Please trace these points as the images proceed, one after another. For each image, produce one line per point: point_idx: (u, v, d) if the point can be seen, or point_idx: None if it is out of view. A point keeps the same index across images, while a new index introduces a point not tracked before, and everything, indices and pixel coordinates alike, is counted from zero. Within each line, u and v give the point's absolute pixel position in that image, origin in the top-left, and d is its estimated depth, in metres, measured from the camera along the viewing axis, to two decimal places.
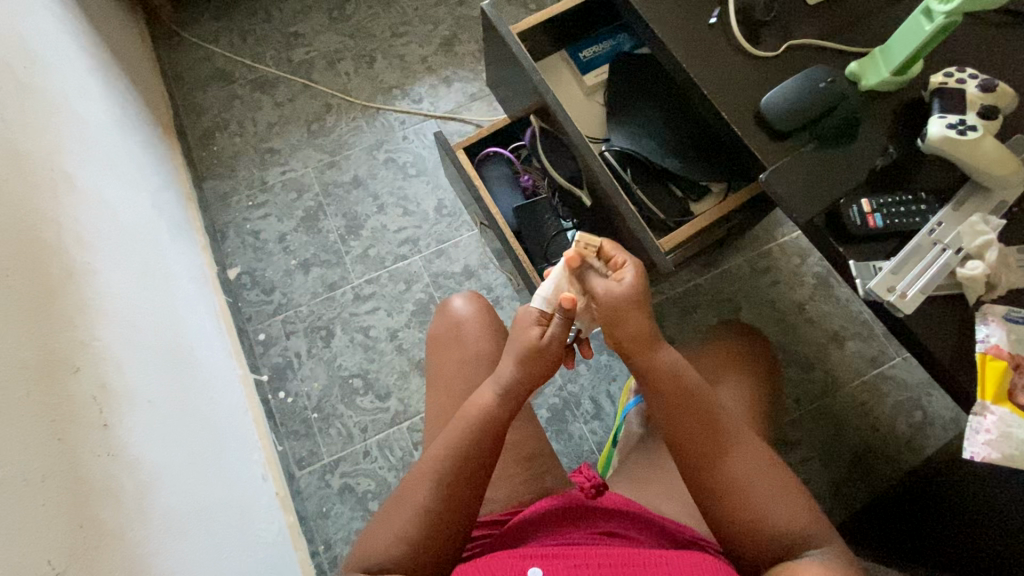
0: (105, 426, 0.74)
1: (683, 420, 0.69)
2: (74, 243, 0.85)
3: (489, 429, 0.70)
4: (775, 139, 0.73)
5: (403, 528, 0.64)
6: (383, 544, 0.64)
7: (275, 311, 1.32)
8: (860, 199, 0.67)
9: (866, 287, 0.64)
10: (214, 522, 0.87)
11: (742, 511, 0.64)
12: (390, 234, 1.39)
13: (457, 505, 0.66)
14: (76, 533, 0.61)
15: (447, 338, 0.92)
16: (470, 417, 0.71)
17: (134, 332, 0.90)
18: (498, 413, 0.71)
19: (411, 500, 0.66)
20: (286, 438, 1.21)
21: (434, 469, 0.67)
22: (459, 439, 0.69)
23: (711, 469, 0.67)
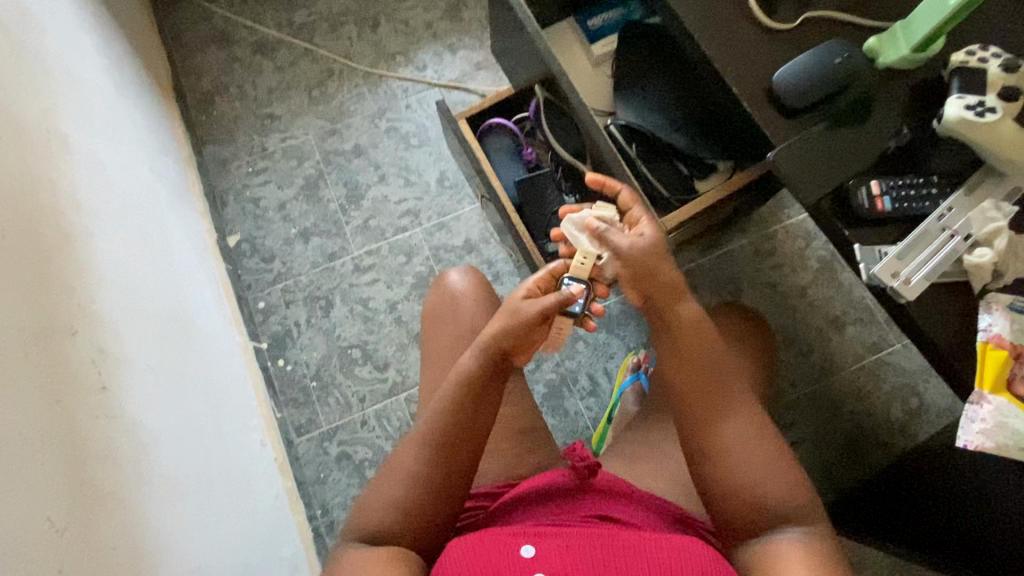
0: (103, 389, 0.74)
1: (689, 377, 0.68)
2: (70, 205, 0.84)
3: (475, 389, 0.69)
4: (787, 117, 0.71)
5: (395, 498, 0.65)
6: (377, 514, 0.65)
7: (274, 280, 1.31)
8: (869, 181, 0.66)
9: (870, 272, 0.63)
10: (213, 486, 0.89)
11: (737, 475, 0.64)
12: (391, 206, 1.37)
13: (447, 469, 0.66)
14: (77, 492, 0.63)
15: (441, 311, 0.92)
16: (454, 380, 0.70)
17: (133, 297, 0.90)
18: (478, 376, 0.70)
19: (399, 469, 0.66)
20: (285, 405, 1.22)
21: (420, 437, 0.67)
22: (443, 402, 0.69)
23: (710, 425, 0.66)
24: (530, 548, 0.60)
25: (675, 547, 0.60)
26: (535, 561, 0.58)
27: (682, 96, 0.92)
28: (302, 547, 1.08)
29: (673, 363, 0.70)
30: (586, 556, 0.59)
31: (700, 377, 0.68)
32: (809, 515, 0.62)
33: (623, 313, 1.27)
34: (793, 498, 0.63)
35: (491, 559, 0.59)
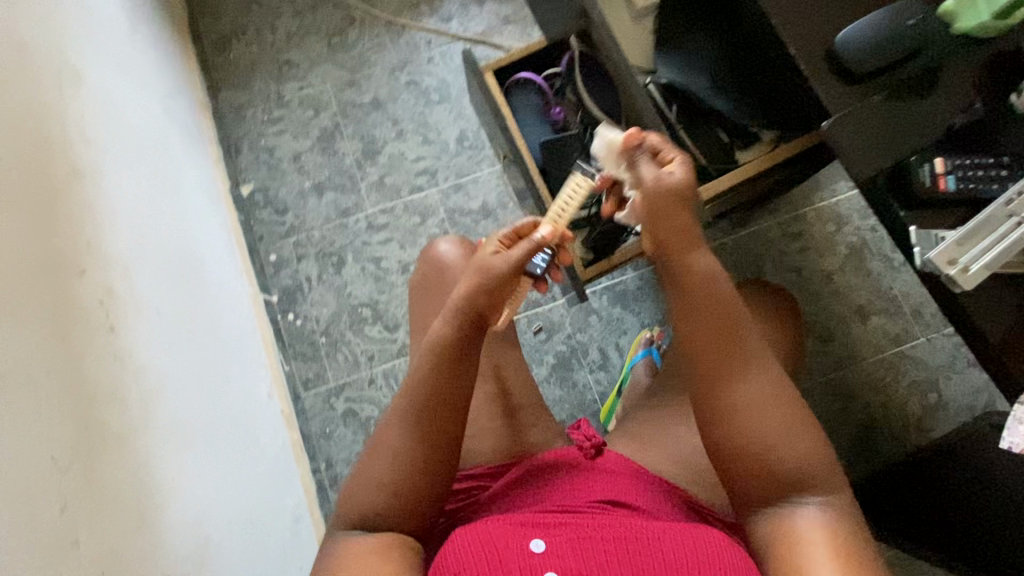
0: (111, 330, 0.73)
1: (708, 335, 0.63)
2: (80, 140, 0.81)
3: (448, 354, 0.66)
4: (846, 83, 0.65)
5: (384, 479, 0.64)
6: (367, 498, 0.64)
7: (287, 233, 1.29)
8: (934, 158, 0.63)
9: (925, 258, 0.59)
10: (220, 434, 0.89)
11: (757, 443, 0.60)
12: (408, 163, 1.33)
13: (431, 441, 0.64)
14: (82, 432, 0.62)
15: (433, 283, 0.89)
16: (426, 348, 0.67)
17: (143, 240, 0.88)
18: (450, 341, 0.67)
19: (383, 444, 0.65)
20: (294, 359, 1.22)
21: (399, 410, 0.65)
22: (418, 372, 0.66)
23: (732, 391, 0.62)
24: (539, 543, 0.59)
25: (690, 542, 0.59)
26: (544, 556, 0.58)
27: (729, 56, 0.86)
28: (305, 498, 1.09)
29: (690, 317, 0.64)
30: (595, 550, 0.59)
31: (719, 334, 0.63)
32: (826, 485, 0.60)
33: (639, 288, 1.24)
34: (811, 467, 0.60)
35: (500, 551, 0.58)
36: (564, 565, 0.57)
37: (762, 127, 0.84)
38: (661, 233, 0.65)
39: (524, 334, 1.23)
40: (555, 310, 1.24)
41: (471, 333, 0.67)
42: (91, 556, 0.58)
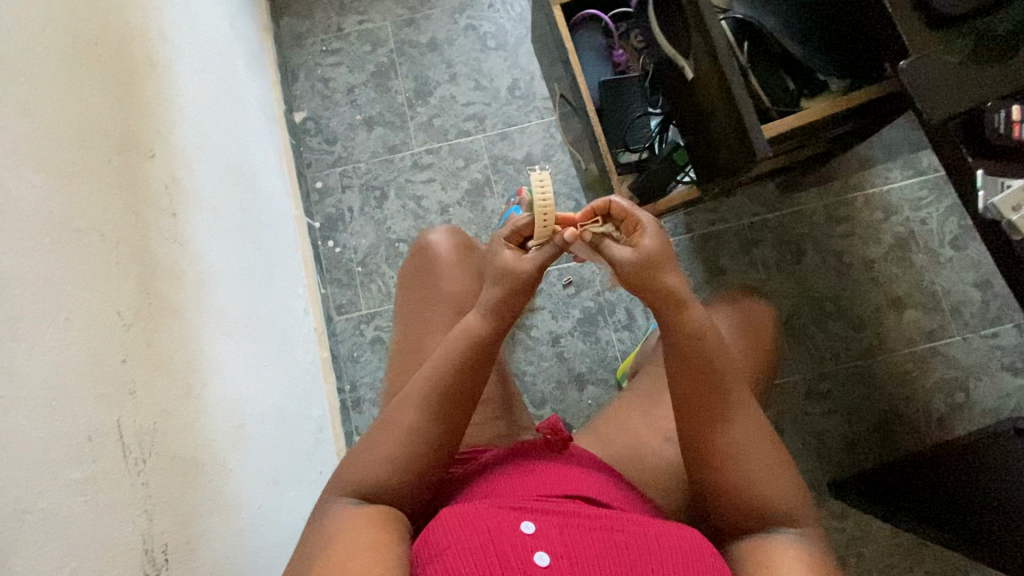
0: (173, 215, 0.77)
1: (694, 384, 0.65)
2: (157, 35, 0.84)
3: (470, 350, 0.68)
4: (931, 27, 0.65)
5: (390, 453, 0.65)
6: (367, 469, 0.65)
7: (334, 163, 1.32)
8: (1011, 105, 0.61)
9: (988, 203, 0.61)
10: (260, 335, 0.94)
11: (735, 481, 0.63)
12: (458, 107, 1.35)
13: (442, 428, 0.66)
14: (144, 298, 0.66)
15: (421, 274, 0.93)
16: (451, 342, 0.69)
17: (206, 141, 0.92)
18: (480, 338, 0.69)
19: (393, 431, 0.66)
20: (330, 284, 1.26)
21: (417, 390, 0.67)
22: (440, 363, 0.68)
23: (712, 434, 0.64)
24: (530, 526, 0.59)
25: (672, 537, 0.61)
26: (535, 538, 0.58)
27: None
28: (329, 413, 1.14)
29: (678, 365, 0.66)
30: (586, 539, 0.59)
31: (704, 383, 0.65)
32: (803, 516, 0.63)
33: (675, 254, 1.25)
34: (788, 504, 0.63)
35: (491, 530, 0.57)
36: (557, 548, 0.57)
37: (830, 75, 0.83)
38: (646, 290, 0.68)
39: (554, 285, 1.24)
40: (587, 266, 1.25)
41: (490, 333, 0.70)
42: (144, 407, 0.61)
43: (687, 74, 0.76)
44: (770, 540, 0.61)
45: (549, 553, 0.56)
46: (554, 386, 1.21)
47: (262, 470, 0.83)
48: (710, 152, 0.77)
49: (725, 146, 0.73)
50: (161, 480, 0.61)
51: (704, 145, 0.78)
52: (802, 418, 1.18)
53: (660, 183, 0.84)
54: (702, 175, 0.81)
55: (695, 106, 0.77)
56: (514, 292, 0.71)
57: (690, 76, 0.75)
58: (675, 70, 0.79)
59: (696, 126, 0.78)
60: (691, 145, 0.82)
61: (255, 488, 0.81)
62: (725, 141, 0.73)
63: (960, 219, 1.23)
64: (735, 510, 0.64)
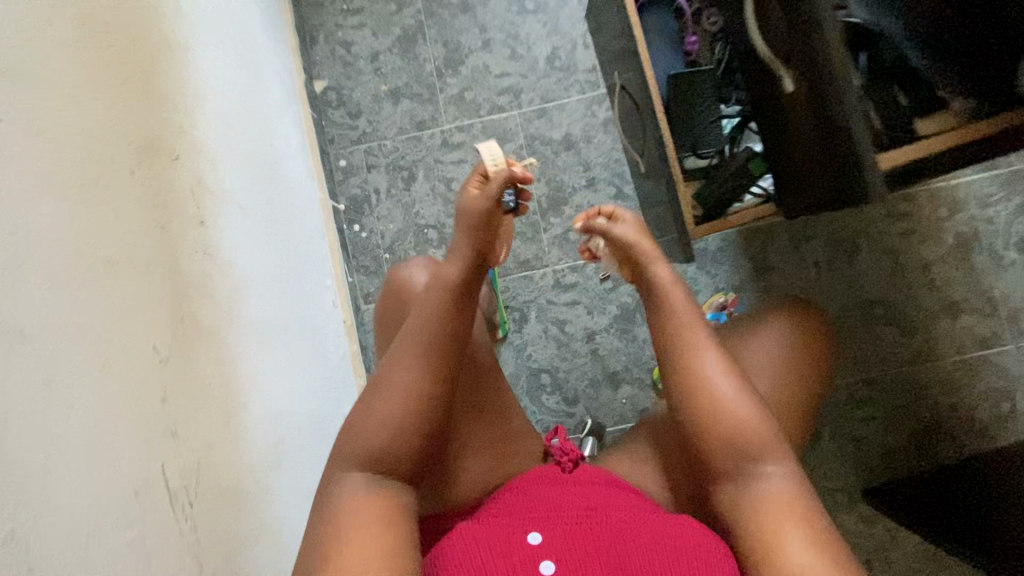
0: (202, 223, 0.71)
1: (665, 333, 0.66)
2: (173, 10, 0.74)
3: (451, 297, 0.69)
4: None
5: (391, 418, 0.63)
6: (369, 440, 0.63)
7: (358, 139, 1.23)
8: None
9: None
10: (293, 339, 0.90)
11: (711, 428, 0.61)
12: (492, 78, 1.23)
13: (442, 378, 0.66)
14: (178, 325, 0.62)
15: (395, 303, 0.83)
16: (434, 291, 0.69)
17: (228, 131, 0.84)
18: (464, 282, 0.70)
19: (383, 386, 0.65)
20: (357, 271, 1.21)
21: (410, 344, 0.67)
22: (422, 314, 0.68)
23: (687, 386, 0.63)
24: (537, 535, 0.59)
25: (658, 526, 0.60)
26: (541, 547, 0.58)
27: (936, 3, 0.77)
28: None
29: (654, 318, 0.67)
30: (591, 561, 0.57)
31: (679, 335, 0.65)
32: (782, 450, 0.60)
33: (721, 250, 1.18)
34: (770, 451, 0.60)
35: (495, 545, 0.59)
36: (561, 556, 0.57)
37: (952, 94, 0.77)
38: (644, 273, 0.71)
39: (590, 279, 1.19)
40: None
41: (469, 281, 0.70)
42: (186, 447, 0.58)
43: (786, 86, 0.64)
44: (759, 497, 0.58)
45: (553, 563, 0.56)
46: (587, 384, 1.18)
47: (301, 482, 0.82)
48: (801, 162, 0.68)
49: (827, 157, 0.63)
50: (207, 519, 0.59)
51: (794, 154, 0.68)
52: (841, 423, 1.15)
53: (732, 193, 0.76)
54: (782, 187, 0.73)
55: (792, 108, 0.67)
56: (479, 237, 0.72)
57: (790, 90, 0.63)
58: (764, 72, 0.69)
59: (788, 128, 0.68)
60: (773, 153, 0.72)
61: (295, 503, 0.79)
62: (824, 150, 0.63)
63: None
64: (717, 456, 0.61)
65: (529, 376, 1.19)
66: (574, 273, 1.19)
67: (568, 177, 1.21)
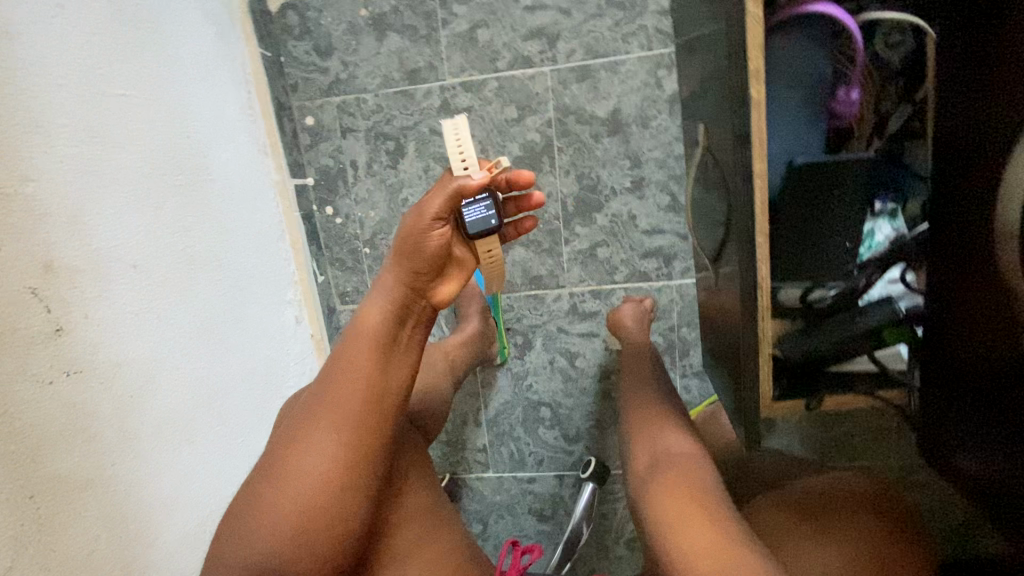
0: (58, 332, 0.50)
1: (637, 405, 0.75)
2: None
3: (374, 347, 0.53)
4: None
5: (281, 515, 0.48)
6: (259, 536, 0.49)
7: (329, 88, 0.91)
8: None
9: None
10: (234, 403, 0.73)
11: (662, 464, 0.63)
12: (517, 11, 0.85)
13: (361, 445, 0.51)
14: (26, 510, 0.46)
15: None
16: (351, 339, 0.53)
17: (104, 148, 0.57)
18: (395, 332, 0.55)
19: (279, 480, 0.49)
20: (330, 266, 0.98)
21: (320, 405, 0.51)
22: (333, 369, 0.53)
23: (652, 435, 0.68)
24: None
25: None
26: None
27: None
28: None
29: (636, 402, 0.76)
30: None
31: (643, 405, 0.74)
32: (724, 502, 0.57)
33: None
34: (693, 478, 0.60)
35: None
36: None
37: None
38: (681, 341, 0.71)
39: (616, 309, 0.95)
40: (665, 292, 0.93)
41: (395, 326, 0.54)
42: None
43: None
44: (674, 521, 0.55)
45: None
46: (593, 424, 1.01)
47: None
48: None
49: None
50: None
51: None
52: None
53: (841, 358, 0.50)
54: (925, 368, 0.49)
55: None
56: (412, 264, 0.54)
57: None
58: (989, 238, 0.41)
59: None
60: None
61: None
62: None
63: None
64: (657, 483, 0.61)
65: (526, 408, 1.02)
66: (595, 299, 0.95)
67: (608, 174, 0.89)
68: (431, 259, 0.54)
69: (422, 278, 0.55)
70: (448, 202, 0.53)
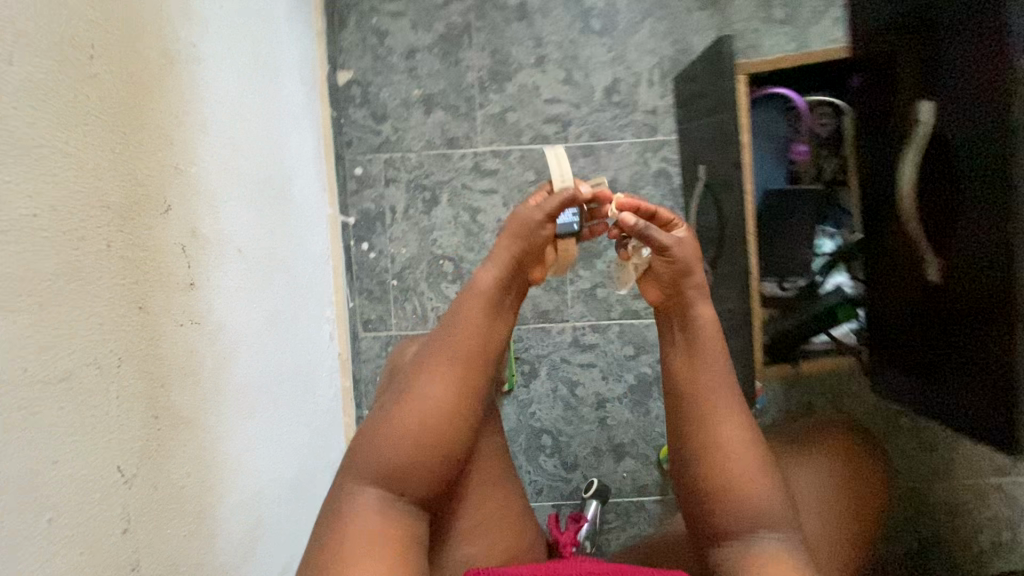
0: (191, 286, 0.59)
1: (684, 383, 0.66)
2: (177, 8, 0.59)
3: (485, 305, 0.65)
4: None
5: (409, 432, 0.59)
6: (389, 450, 0.59)
7: (379, 147, 1.09)
8: None
9: None
10: (282, 393, 0.80)
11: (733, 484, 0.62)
12: (539, 103, 1.09)
13: (464, 382, 0.62)
14: (151, 429, 0.51)
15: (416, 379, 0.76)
16: (467, 297, 0.65)
17: (235, 155, 0.70)
18: (500, 296, 0.66)
19: (411, 402, 0.61)
20: (359, 294, 1.10)
21: (437, 348, 0.63)
22: (451, 322, 0.65)
23: (710, 433, 0.64)
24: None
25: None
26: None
27: None
28: None
29: (682, 373, 0.66)
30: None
31: (691, 389, 0.66)
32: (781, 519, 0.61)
33: None
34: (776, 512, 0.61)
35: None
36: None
37: None
38: (684, 284, 0.66)
39: (611, 342, 1.10)
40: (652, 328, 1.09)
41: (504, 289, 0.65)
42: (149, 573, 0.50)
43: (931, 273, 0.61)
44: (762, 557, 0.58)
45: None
46: (589, 451, 1.11)
47: (278, 558, 0.75)
48: (970, 343, 0.57)
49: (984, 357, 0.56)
50: None
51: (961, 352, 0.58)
52: None
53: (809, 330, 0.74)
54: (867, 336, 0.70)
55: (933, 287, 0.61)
56: (525, 248, 0.65)
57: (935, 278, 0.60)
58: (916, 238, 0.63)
59: (918, 305, 0.64)
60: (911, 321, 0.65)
61: None
62: (965, 343, 0.58)
63: None
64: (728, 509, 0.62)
65: (529, 436, 1.11)
66: (594, 333, 1.10)
67: None
68: (536, 244, 0.65)
69: (525, 261, 0.66)
70: (560, 203, 0.63)
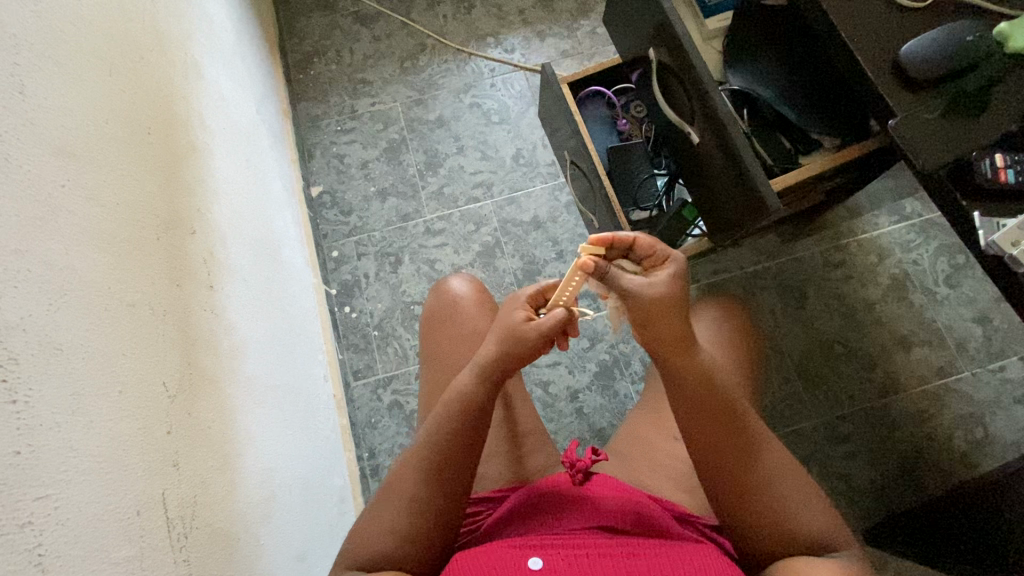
0: (211, 287, 0.80)
1: (717, 419, 0.63)
2: (198, 122, 0.90)
3: (467, 417, 0.64)
4: (911, 91, 0.71)
5: (388, 525, 0.61)
6: (371, 540, 0.61)
7: (349, 233, 1.38)
8: (994, 154, 0.66)
9: (989, 240, 0.63)
10: (286, 405, 0.94)
11: (776, 513, 0.61)
12: (466, 176, 1.42)
13: (449, 490, 0.62)
14: (186, 368, 0.68)
15: (442, 317, 0.89)
16: (448, 406, 0.65)
17: (238, 218, 0.96)
18: (476, 401, 0.65)
19: (398, 496, 0.62)
20: (347, 349, 1.28)
21: (416, 461, 0.63)
22: (433, 426, 0.64)
23: (743, 466, 0.62)
24: (538, 560, 0.59)
25: (666, 558, 0.60)
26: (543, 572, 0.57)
27: (798, 71, 0.93)
28: (350, 482, 1.12)
29: (704, 413, 0.63)
30: (598, 565, 0.59)
31: (725, 423, 0.63)
32: (834, 539, 0.60)
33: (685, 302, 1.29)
34: (839, 526, 0.62)
35: (496, 563, 0.59)
36: None
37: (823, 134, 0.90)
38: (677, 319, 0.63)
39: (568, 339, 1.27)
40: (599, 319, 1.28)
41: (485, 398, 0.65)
42: (186, 479, 0.62)
43: (693, 138, 0.88)
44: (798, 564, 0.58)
45: None
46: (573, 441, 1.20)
47: (290, 545, 0.83)
48: (730, 172, 0.81)
49: (740, 179, 0.79)
50: (200, 555, 0.61)
51: (730, 179, 0.82)
52: (826, 463, 1.18)
53: (674, 234, 1.01)
54: (713, 231, 0.93)
55: (700, 147, 0.87)
56: (505, 358, 0.65)
57: (696, 140, 0.87)
58: (677, 131, 0.92)
59: (706, 168, 0.88)
60: (707, 184, 0.89)
61: (283, 563, 0.80)
62: (730, 174, 0.81)
63: (949, 258, 1.29)
64: (772, 530, 0.61)
65: None
66: None
67: (540, 252, 1.35)
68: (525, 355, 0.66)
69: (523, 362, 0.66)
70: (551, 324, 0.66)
